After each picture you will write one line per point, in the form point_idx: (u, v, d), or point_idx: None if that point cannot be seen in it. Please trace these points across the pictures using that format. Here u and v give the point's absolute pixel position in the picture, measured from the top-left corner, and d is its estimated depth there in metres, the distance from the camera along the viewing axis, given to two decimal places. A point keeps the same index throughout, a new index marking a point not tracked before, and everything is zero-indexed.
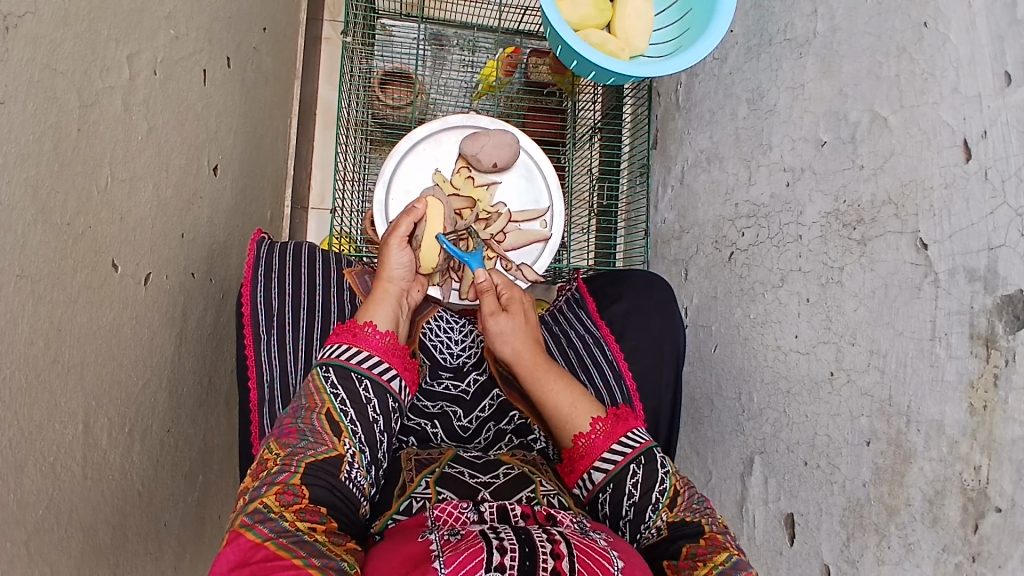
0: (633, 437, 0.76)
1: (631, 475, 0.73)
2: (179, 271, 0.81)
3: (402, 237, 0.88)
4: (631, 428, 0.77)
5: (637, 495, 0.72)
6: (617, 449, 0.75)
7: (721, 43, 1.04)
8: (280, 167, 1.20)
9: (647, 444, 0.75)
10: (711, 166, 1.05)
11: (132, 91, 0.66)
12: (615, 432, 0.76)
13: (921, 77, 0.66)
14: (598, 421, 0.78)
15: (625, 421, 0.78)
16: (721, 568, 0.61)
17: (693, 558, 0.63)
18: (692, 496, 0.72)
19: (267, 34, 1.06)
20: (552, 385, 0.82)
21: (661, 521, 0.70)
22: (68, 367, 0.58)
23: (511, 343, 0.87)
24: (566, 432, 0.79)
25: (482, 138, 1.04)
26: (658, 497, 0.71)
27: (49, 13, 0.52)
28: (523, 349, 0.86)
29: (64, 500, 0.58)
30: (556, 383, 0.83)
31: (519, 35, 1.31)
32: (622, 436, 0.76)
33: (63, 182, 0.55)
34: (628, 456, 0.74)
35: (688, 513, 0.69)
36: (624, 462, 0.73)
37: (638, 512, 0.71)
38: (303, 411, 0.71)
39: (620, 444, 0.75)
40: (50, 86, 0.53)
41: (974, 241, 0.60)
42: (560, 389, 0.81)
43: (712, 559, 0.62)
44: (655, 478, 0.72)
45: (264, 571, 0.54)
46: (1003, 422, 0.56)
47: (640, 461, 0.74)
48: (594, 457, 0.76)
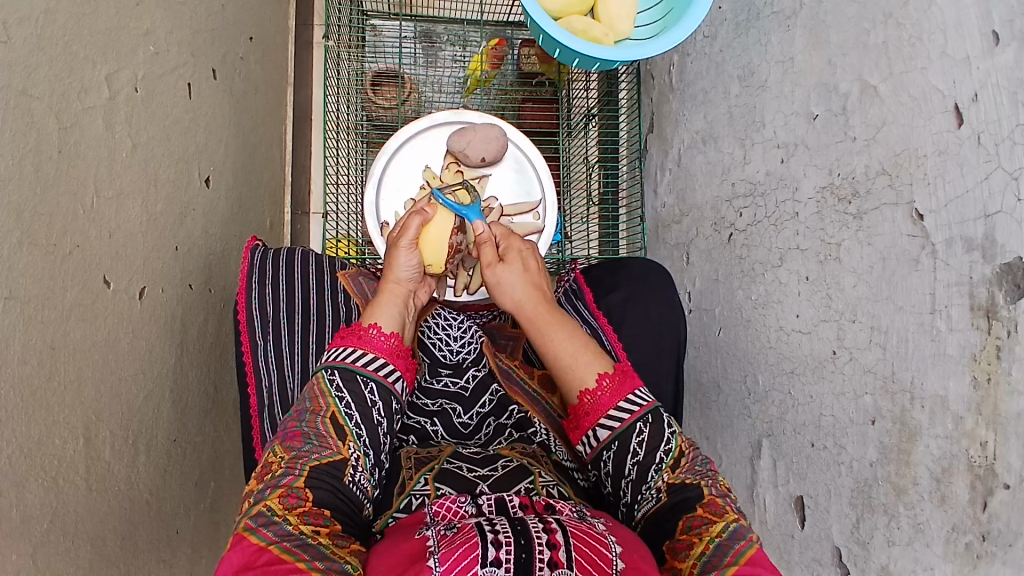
0: (638, 396, 0.75)
1: (638, 434, 0.72)
2: (175, 283, 0.82)
3: (412, 240, 0.86)
4: (636, 385, 0.76)
5: (641, 453, 0.71)
6: (623, 408, 0.73)
7: (710, 21, 1.02)
8: (277, 174, 1.22)
9: (652, 405, 0.74)
10: (706, 146, 1.03)
11: (114, 110, 0.67)
12: (622, 390, 0.75)
13: (910, 42, 0.64)
14: (605, 376, 0.76)
15: (632, 380, 0.76)
16: (718, 540, 0.60)
17: (688, 534, 0.62)
18: (696, 459, 0.71)
19: (254, 43, 1.07)
20: (553, 335, 0.80)
21: (661, 483, 0.69)
22: (64, 384, 0.59)
23: (511, 295, 0.83)
24: (569, 382, 0.78)
25: (468, 133, 1.03)
26: (662, 457, 0.71)
27: (21, 40, 0.53)
28: (523, 299, 0.82)
29: (69, 512, 0.60)
30: (557, 332, 0.80)
31: (509, 26, 1.28)
32: (629, 394, 0.75)
33: (46, 205, 0.57)
34: (634, 415, 0.73)
35: (689, 476, 0.69)
36: (631, 420, 0.73)
37: (640, 472, 0.70)
38: (307, 414, 0.71)
39: (626, 401, 0.74)
40: (27, 112, 0.54)
41: (970, 209, 0.57)
42: (563, 339, 0.79)
43: (707, 532, 0.61)
44: (661, 436, 0.72)
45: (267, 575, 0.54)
46: (1007, 395, 0.54)
47: (648, 420, 0.73)
48: (599, 415, 0.74)
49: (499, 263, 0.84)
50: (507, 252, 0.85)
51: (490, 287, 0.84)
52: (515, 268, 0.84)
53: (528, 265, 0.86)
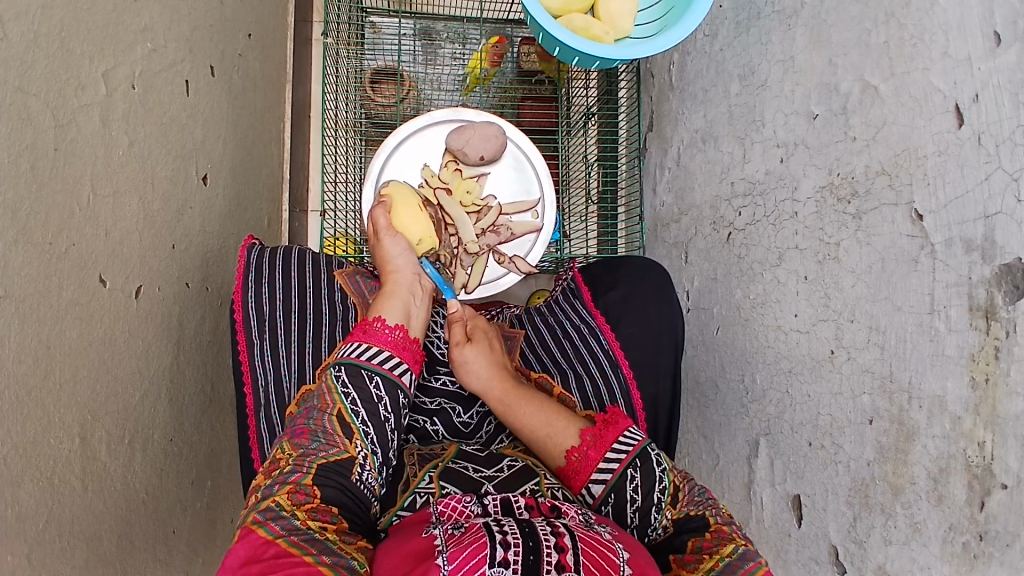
0: (626, 440, 0.75)
1: (630, 480, 0.71)
2: (172, 281, 0.82)
3: (388, 228, 0.90)
4: (623, 429, 0.76)
5: (639, 499, 0.70)
6: (611, 457, 0.73)
7: (710, 20, 1.02)
8: (275, 172, 1.21)
9: (642, 443, 0.74)
10: (706, 145, 1.03)
11: (112, 107, 0.67)
12: (605, 442, 0.75)
13: (911, 42, 0.64)
14: (587, 431, 0.77)
15: (615, 426, 0.76)
16: (728, 560, 0.60)
17: (698, 552, 0.63)
18: (693, 489, 0.72)
19: (252, 40, 1.06)
20: (523, 409, 0.82)
21: (666, 519, 0.69)
22: (60, 382, 0.59)
23: (480, 376, 0.86)
24: (551, 452, 0.77)
25: (467, 132, 1.02)
26: (659, 497, 0.70)
27: (18, 36, 0.53)
28: (490, 377, 0.86)
29: (65, 511, 0.59)
30: (526, 406, 0.82)
31: (509, 24, 1.29)
32: (614, 441, 0.75)
33: (43, 203, 0.56)
34: (625, 461, 0.72)
35: (692, 508, 0.69)
36: (621, 468, 0.72)
37: (642, 517, 0.69)
38: (315, 412, 0.71)
39: (613, 450, 0.74)
40: (24, 108, 0.53)
41: (970, 209, 0.57)
42: (533, 410, 0.81)
43: (718, 552, 0.61)
44: (654, 476, 0.71)
45: (275, 568, 0.54)
46: (1006, 396, 0.54)
47: (637, 464, 0.72)
48: (590, 471, 0.73)
49: (466, 343, 0.88)
50: (474, 332, 0.90)
51: (459, 370, 0.88)
52: (480, 346, 0.88)
53: (493, 344, 0.91)
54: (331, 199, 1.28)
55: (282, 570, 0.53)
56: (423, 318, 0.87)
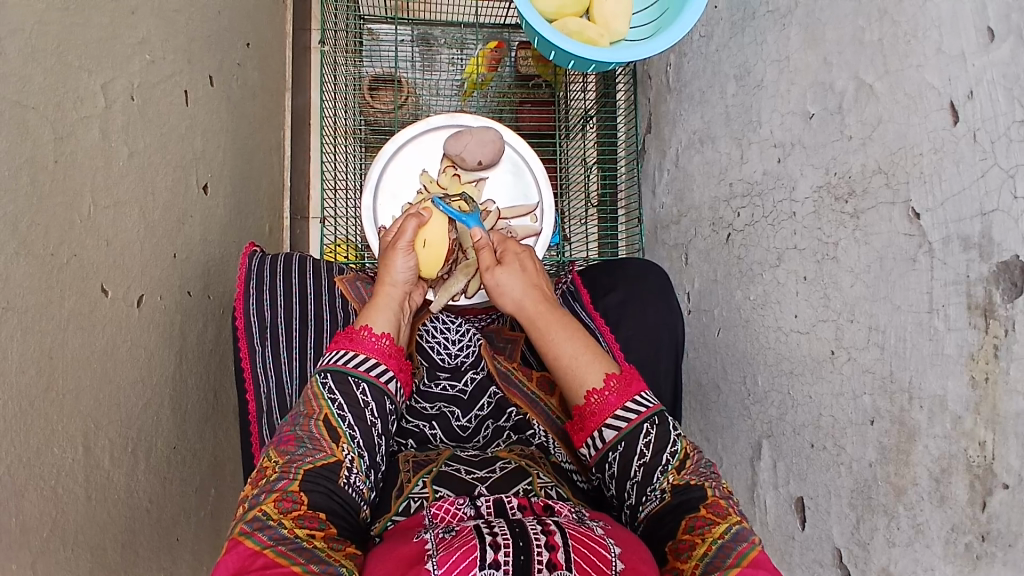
0: (642, 399, 0.75)
1: (645, 434, 0.72)
2: (173, 289, 0.82)
3: (409, 243, 0.87)
4: (642, 389, 0.76)
5: (647, 456, 0.71)
6: (630, 408, 0.74)
7: (706, 20, 1.02)
8: (276, 179, 1.22)
9: (656, 407, 0.74)
10: (704, 146, 1.03)
11: (109, 119, 0.67)
12: (628, 391, 0.75)
13: (905, 40, 0.64)
14: (612, 377, 0.75)
15: (634, 384, 0.76)
16: (721, 542, 0.60)
17: (691, 535, 0.62)
18: (699, 460, 0.71)
19: (251, 49, 1.07)
20: (556, 334, 0.79)
21: (666, 483, 0.69)
22: (62, 393, 0.59)
23: (513, 296, 0.82)
24: (574, 385, 0.77)
25: (465, 137, 1.03)
26: (668, 459, 0.71)
27: (16, 51, 0.53)
28: (524, 297, 0.81)
29: (69, 521, 0.60)
30: (559, 331, 0.79)
31: (506, 28, 1.31)
32: (634, 397, 0.75)
33: (43, 215, 0.57)
34: (641, 415, 0.73)
35: (694, 476, 0.69)
36: (638, 420, 0.73)
37: (646, 473, 0.70)
38: (301, 418, 0.71)
39: (632, 403, 0.74)
40: (22, 122, 0.54)
41: (968, 207, 0.57)
42: (565, 339, 0.79)
43: (711, 533, 0.61)
44: (668, 438, 0.72)
45: None
46: (1006, 395, 0.53)
47: (654, 421, 0.73)
48: (606, 414, 0.74)
49: (498, 266, 0.83)
50: (504, 256, 0.84)
51: (490, 291, 0.83)
52: (513, 269, 0.83)
53: (524, 266, 0.85)
54: (329, 206, 1.29)
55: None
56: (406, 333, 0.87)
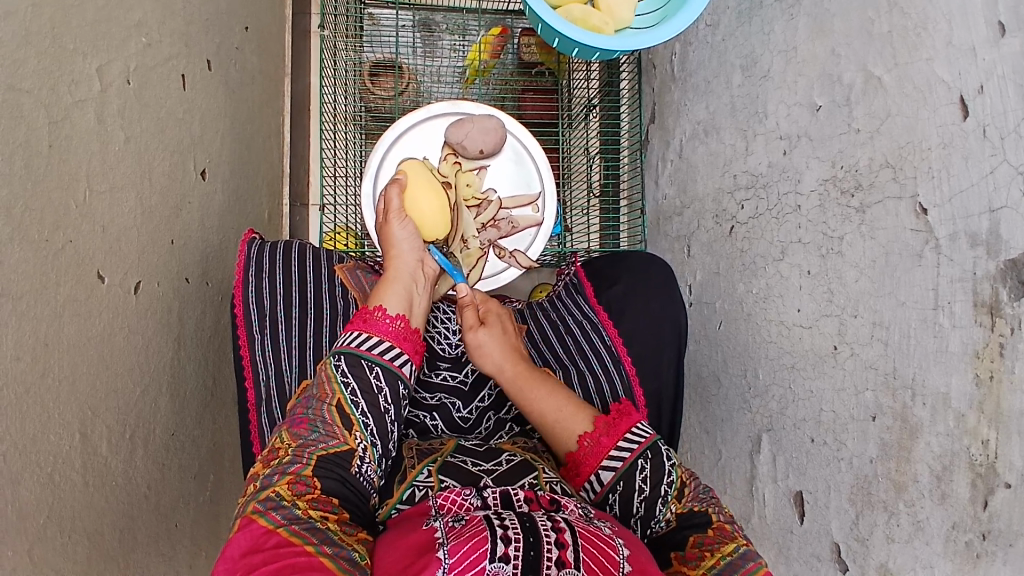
0: (637, 432, 0.74)
1: (641, 471, 0.71)
2: (171, 277, 0.82)
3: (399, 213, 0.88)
4: (635, 422, 0.75)
5: (647, 489, 0.70)
6: (623, 446, 0.73)
7: (712, 9, 1.00)
8: (275, 166, 1.21)
9: (652, 438, 0.73)
10: (708, 137, 1.02)
11: (105, 103, 0.66)
12: (620, 429, 0.74)
13: (915, 31, 0.63)
14: (599, 419, 0.76)
15: (627, 417, 0.76)
16: (730, 558, 0.61)
17: (700, 548, 0.63)
18: (697, 487, 0.72)
19: (250, 33, 1.06)
20: (537, 392, 0.80)
21: (670, 513, 0.68)
22: (59, 381, 0.59)
23: (494, 358, 0.84)
24: (564, 437, 0.77)
25: (466, 124, 1.01)
26: (666, 490, 0.70)
27: (8, 33, 0.52)
28: (505, 360, 0.84)
29: (66, 508, 0.60)
30: (539, 390, 0.81)
31: (509, 15, 1.29)
32: (627, 432, 0.74)
33: (37, 201, 0.56)
34: (636, 452, 0.72)
35: (696, 504, 0.69)
36: (633, 458, 0.71)
37: (648, 507, 0.69)
38: (314, 402, 0.70)
39: (625, 439, 0.73)
40: (16, 106, 0.53)
41: (976, 203, 0.56)
42: (546, 397, 0.80)
43: (720, 550, 0.62)
44: (663, 470, 0.71)
45: (275, 558, 0.54)
46: (1011, 393, 0.53)
47: (648, 455, 0.72)
48: (601, 457, 0.73)
49: (480, 326, 0.86)
50: (486, 316, 0.87)
51: (472, 353, 0.85)
52: (494, 329, 0.86)
53: (505, 327, 0.88)
54: (330, 194, 1.28)
55: (283, 560, 0.54)
56: (424, 306, 0.85)
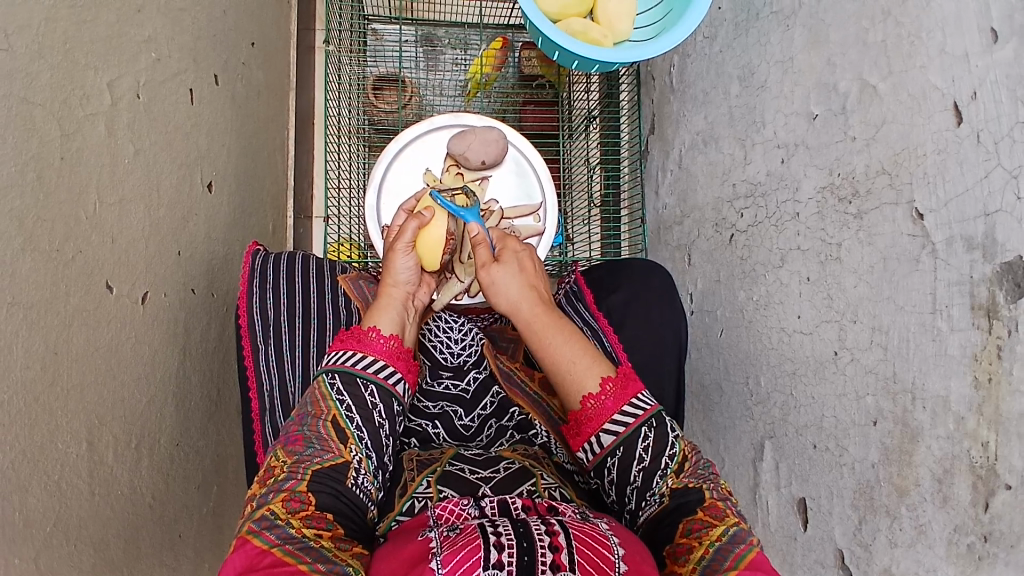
0: (640, 401, 0.73)
1: (643, 439, 0.71)
2: (177, 287, 0.83)
3: (408, 245, 0.85)
4: (639, 390, 0.74)
5: (647, 460, 0.71)
6: (627, 413, 0.72)
7: (710, 22, 1.02)
8: (279, 179, 1.23)
9: (654, 409, 0.73)
10: (707, 147, 1.03)
11: (115, 116, 0.68)
12: (626, 392, 0.73)
13: (908, 40, 0.64)
14: (609, 380, 0.73)
15: (632, 383, 0.75)
16: (718, 545, 0.61)
17: (688, 538, 0.63)
18: (697, 462, 0.72)
19: (255, 48, 1.07)
20: (553, 339, 0.76)
21: (666, 487, 0.69)
22: (67, 389, 0.60)
23: (508, 296, 0.77)
24: (570, 389, 0.74)
25: (468, 136, 1.02)
26: (666, 463, 0.71)
27: (22, 48, 0.53)
28: (522, 299, 0.77)
29: (72, 516, 0.60)
30: (556, 335, 0.76)
31: (510, 29, 1.31)
32: (631, 399, 0.73)
33: (48, 211, 0.57)
34: (639, 419, 0.72)
35: (692, 479, 0.69)
36: (636, 425, 0.71)
37: (645, 478, 0.70)
38: (309, 418, 0.71)
39: (629, 406, 0.72)
40: (29, 119, 0.54)
41: (971, 207, 0.57)
42: (563, 344, 0.75)
43: (708, 536, 0.62)
44: (666, 442, 0.72)
45: None
46: (1009, 395, 0.53)
47: (652, 425, 0.72)
48: (604, 418, 0.72)
49: (495, 263, 0.78)
50: (504, 252, 0.80)
51: (485, 288, 0.78)
52: (511, 268, 0.78)
53: (524, 264, 0.81)
54: (333, 206, 1.29)
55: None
56: (414, 333, 0.85)
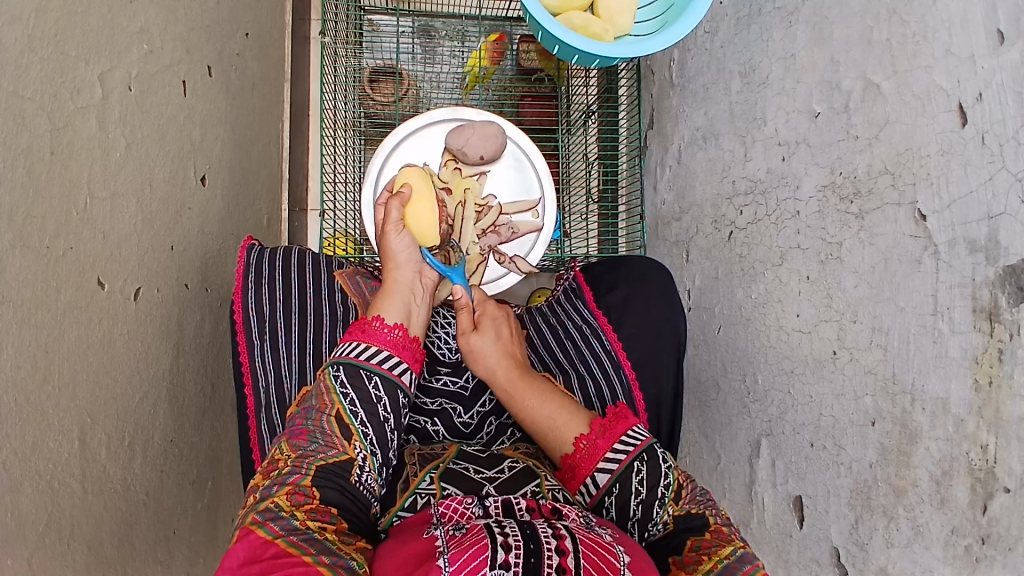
0: (633, 435, 0.74)
1: (636, 473, 0.71)
2: (171, 283, 0.81)
3: (397, 222, 0.87)
4: (632, 425, 0.76)
5: (643, 492, 0.70)
6: (619, 449, 0.73)
7: (711, 16, 1.01)
8: (274, 171, 1.21)
9: (648, 440, 0.74)
10: (707, 143, 1.02)
11: (107, 109, 0.66)
12: (614, 433, 0.75)
13: (913, 40, 0.63)
14: (596, 422, 0.77)
15: (624, 420, 0.77)
16: (726, 562, 0.60)
17: (697, 552, 0.62)
18: (694, 489, 0.72)
19: (250, 38, 1.06)
20: (529, 398, 0.82)
21: (667, 516, 0.69)
22: (59, 387, 0.59)
23: (487, 364, 0.87)
24: (558, 442, 0.78)
25: (467, 131, 0.99)
26: (663, 492, 0.70)
27: (11, 40, 0.52)
28: (499, 365, 0.86)
29: (65, 515, 0.59)
30: (534, 393, 0.82)
31: (508, 21, 1.29)
32: (624, 435, 0.75)
33: (39, 207, 0.56)
34: (632, 454, 0.72)
35: (692, 505, 0.70)
36: (628, 460, 0.72)
37: (645, 510, 0.69)
38: (314, 412, 0.70)
39: (621, 442, 0.74)
40: (19, 112, 0.53)
41: (974, 210, 0.57)
42: (543, 403, 0.81)
43: (717, 553, 0.61)
44: (659, 472, 0.71)
45: (274, 569, 0.54)
46: (1009, 399, 0.53)
47: (643, 458, 0.72)
48: (596, 459, 0.73)
49: (474, 331, 0.89)
50: (481, 320, 0.90)
51: (468, 357, 0.88)
52: (488, 334, 0.88)
53: (500, 332, 0.90)
54: (329, 199, 1.28)
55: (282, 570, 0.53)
56: (424, 316, 0.86)
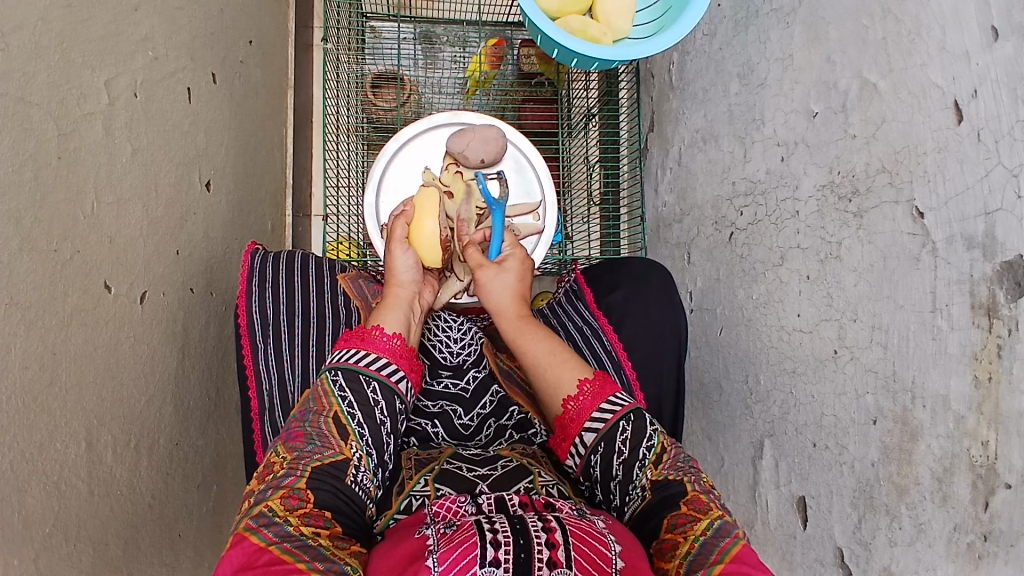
0: (618, 398, 0.75)
1: (621, 432, 0.72)
2: (176, 287, 0.82)
3: (403, 241, 0.90)
4: (618, 389, 0.76)
5: (626, 451, 0.71)
6: (606, 408, 0.74)
7: (709, 19, 1.02)
8: (278, 177, 1.22)
9: (632, 404, 0.74)
10: (706, 145, 1.03)
11: (113, 116, 0.67)
12: (603, 392, 0.75)
13: (908, 38, 0.64)
14: (585, 382, 0.76)
15: (610, 382, 0.76)
16: (703, 539, 0.59)
17: (673, 533, 0.61)
18: (678, 455, 0.71)
19: (253, 46, 1.07)
20: (532, 339, 0.82)
21: (646, 480, 0.69)
22: (65, 390, 0.60)
23: (495, 297, 0.86)
24: (553, 389, 0.78)
25: (467, 135, 1.02)
26: (645, 453, 0.70)
27: (18, 48, 0.53)
28: (505, 302, 0.86)
29: (71, 516, 0.60)
30: (537, 335, 0.82)
31: (509, 27, 1.30)
32: (609, 397, 0.75)
33: (46, 211, 0.57)
34: (617, 414, 0.73)
35: (671, 471, 0.68)
36: (614, 419, 0.72)
37: (626, 471, 0.70)
38: (311, 414, 0.71)
39: (608, 403, 0.74)
40: (25, 118, 0.54)
41: (971, 206, 0.57)
42: (545, 343, 0.81)
43: (692, 531, 0.61)
44: (644, 433, 0.72)
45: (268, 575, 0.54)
46: (1008, 394, 0.53)
47: (630, 419, 0.73)
48: (584, 419, 0.74)
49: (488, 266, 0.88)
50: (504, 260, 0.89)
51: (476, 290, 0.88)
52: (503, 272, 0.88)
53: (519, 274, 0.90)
54: (331, 204, 1.28)
55: None
56: (418, 333, 0.87)
